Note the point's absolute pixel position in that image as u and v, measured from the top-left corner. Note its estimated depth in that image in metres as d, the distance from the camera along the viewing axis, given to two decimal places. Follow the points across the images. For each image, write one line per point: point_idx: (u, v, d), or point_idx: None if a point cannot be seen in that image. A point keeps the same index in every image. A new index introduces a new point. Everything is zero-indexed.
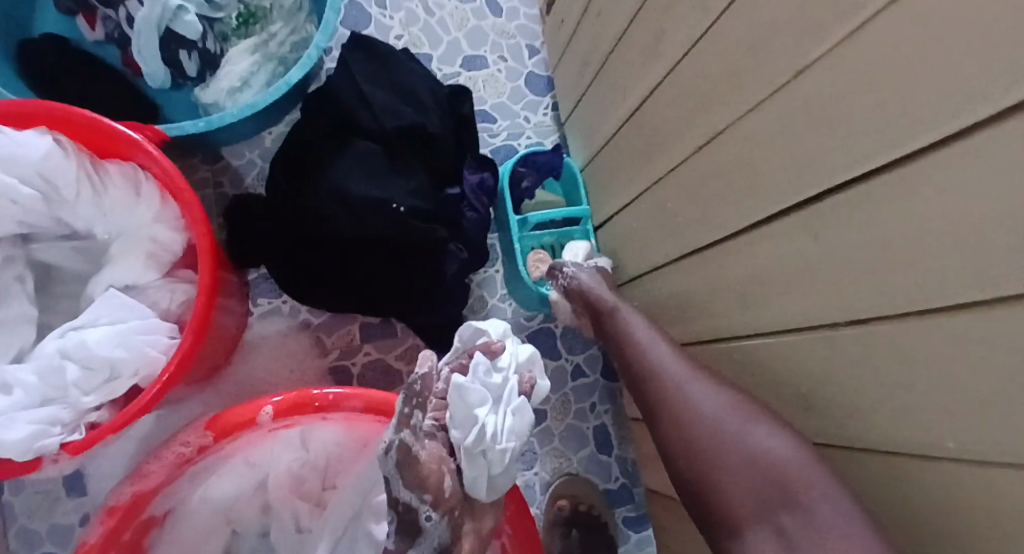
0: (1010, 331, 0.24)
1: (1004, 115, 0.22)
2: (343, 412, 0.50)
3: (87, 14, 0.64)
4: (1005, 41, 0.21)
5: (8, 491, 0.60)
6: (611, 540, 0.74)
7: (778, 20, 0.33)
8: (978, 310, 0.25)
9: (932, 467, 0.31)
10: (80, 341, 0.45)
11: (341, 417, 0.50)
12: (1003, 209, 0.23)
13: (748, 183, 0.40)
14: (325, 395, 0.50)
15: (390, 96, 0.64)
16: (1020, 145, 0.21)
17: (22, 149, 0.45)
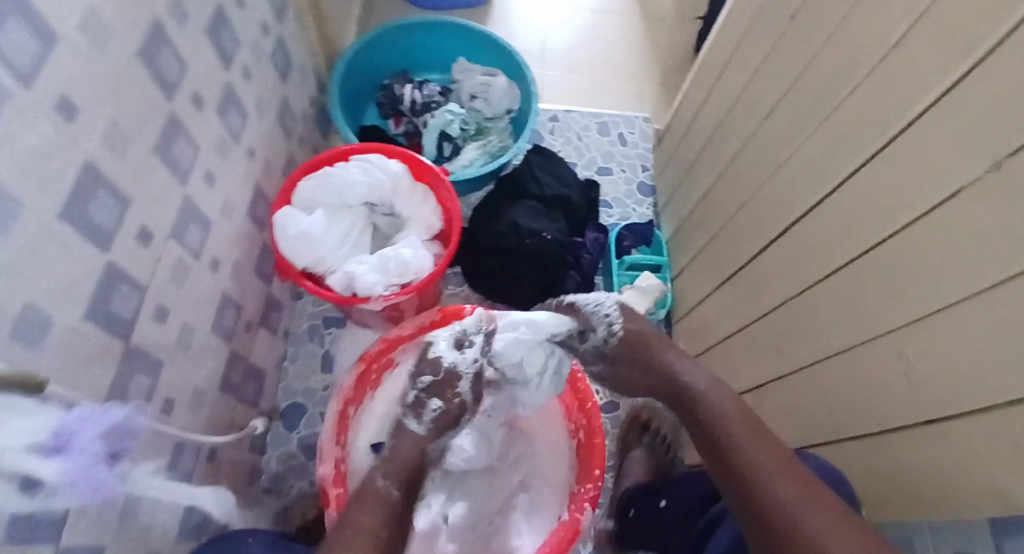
0: (864, 253, 0.59)
1: (860, 163, 0.60)
2: None
3: (396, 118, 1.15)
4: (860, 137, 0.60)
5: (287, 359, 1.02)
6: (676, 454, 0.98)
7: (781, 138, 0.75)
8: (853, 249, 0.61)
9: (830, 337, 0.65)
10: (396, 254, 0.85)
11: None
12: (859, 203, 0.60)
13: (763, 220, 0.79)
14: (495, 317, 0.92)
15: (554, 179, 1.11)
16: (865, 174, 0.59)
17: (389, 163, 0.91)
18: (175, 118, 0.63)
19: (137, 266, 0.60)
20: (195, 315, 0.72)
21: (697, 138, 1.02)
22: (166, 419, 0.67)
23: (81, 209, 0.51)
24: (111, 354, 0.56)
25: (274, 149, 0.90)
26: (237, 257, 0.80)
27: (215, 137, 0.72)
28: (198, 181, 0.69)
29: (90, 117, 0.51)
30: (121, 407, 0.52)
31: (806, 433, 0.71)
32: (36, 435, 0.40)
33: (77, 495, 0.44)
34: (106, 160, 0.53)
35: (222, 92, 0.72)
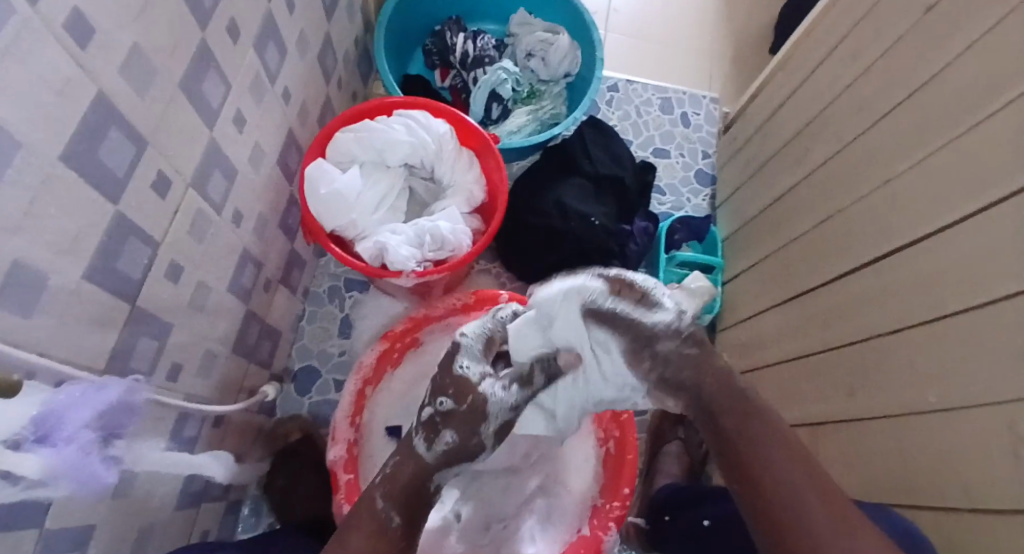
0: (996, 301, 0.52)
1: (1006, 190, 0.53)
2: None
3: (443, 70, 1.06)
4: (1010, 162, 0.52)
5: (304, 319, 0.97)
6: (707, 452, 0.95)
7: (898, 146, 0.68)
8: (980, 292, 0.54)
9: (919, 389, 0.60)
10: (434, 225, 0.78)
11: None
12: (1000, 240, 0.53)
13: (856, 243, 0.73)
14: None
15: (608, 157, 1.01)
16: (1013, 206, 0.52)
17: (436, 124, 0.82)
18: (207, 48, 0.54)
19: (151, 219, 0.52)
20: (214, 274, 0.65)
21: (777, 136, 0.96)
22: (172, 384, 0.62)
23: (91, 150, 0.43)
24: (115, 318, 0.50)
25: (311, 93, 0.81)
26: (261, 211, 0.73)
27: (250, 74, 0.63)
28: (228, 124, 0.61)
29: (110, 41, 0.42)
30: (118, 379, 0.51)
31: (875, 486, 0.66)
32: (19, 428, 0.38)
33: (65, 486, 0.43)
34: (126, 94, 0.45)
35: (262, 23, 0.63)
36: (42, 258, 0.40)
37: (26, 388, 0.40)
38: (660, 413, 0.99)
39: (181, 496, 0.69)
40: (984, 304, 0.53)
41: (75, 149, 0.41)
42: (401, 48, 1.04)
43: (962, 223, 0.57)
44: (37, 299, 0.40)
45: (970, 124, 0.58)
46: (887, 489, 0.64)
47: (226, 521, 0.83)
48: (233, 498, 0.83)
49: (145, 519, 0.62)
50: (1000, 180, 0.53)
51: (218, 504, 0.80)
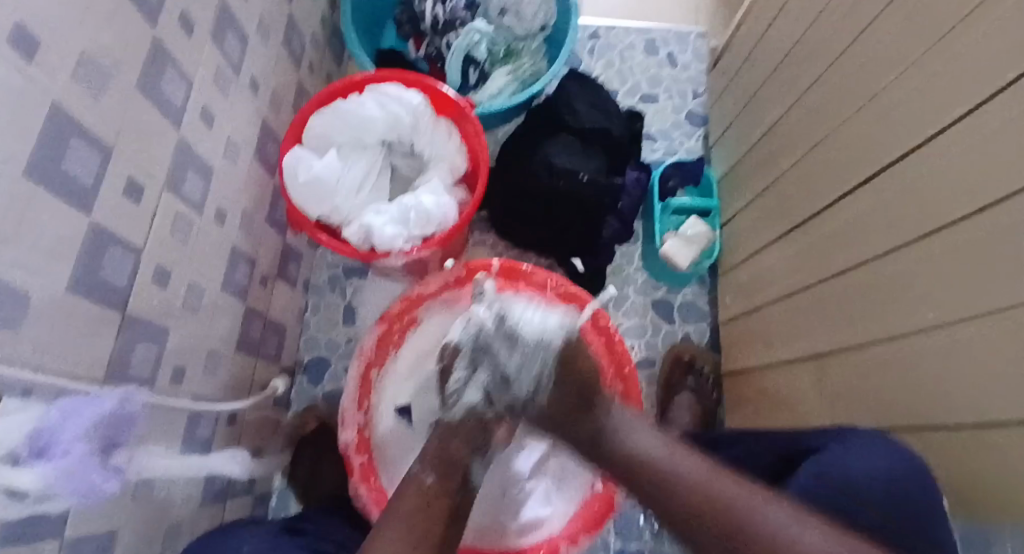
0: (996, 205, 0.50)
1: (1000, 84, 0.49)
2: (533, 282, 0.85)
3: (417, 40, 1.02)
4: (1000, 53, 0.49)
5: (308, 310, 0.98)
6: (716, 396, 1.01)
7: (884, 56, 0.65)
8: (980, 199, 0.52)
9: (921, 310, 0.59)
10: (417, 201, 0.77)
11: (532, 284, 0.85)
12: (997, 139, 0.50)
13: (848, 164, 0.71)
14: (526, 270, 0.86)
15: (595, 110, 0.99)
16: (1008, 96, 0.49)
17: (408, 96, 0.81)
18: (160, 45, 0.52)
19: (128, 226, 0.51)
20: (205, 274, 0.65)
21: (762, 67, 0.93)
22: (178, 387, 0.63)
23: (54, 165, 0.41)
24: (106, 328, 0.50)
25: (282, 80, 0.80)
26: (246, 206, 0.73)
27: (211, 68, 0.61)
28: (196, 122, 0.59)
29: (56, 49, 0.40)
30: (113, 390, 0.51)
31: (882, 412, 0.66)
32: (11, 446, 0.38)
33: (69, 496, 0.43)
34: (80, 102, 0.43)
35: (216, 13, 0.61)
36: (19, 277, 0.39)
37: (14, 405, 0.39)
38: (670, 365, 1.02)
39: (204, 494, 0.71)
40: (976, 212, 0.52)
41: (36, 163, 0.40)
42: (371, 21, 1.02)
43: (948, 133, 0.56)
44: (21, 319, 0.40)
45: (953, 21, 0.55)
46: (897, 414, 0.64)
47: (257, 513, 0.86)
48: (260, 490, 0.86)
49: (172, 519, 0.64)
50: (977, 84, 0.52)
51: (246, 498, 0.82)
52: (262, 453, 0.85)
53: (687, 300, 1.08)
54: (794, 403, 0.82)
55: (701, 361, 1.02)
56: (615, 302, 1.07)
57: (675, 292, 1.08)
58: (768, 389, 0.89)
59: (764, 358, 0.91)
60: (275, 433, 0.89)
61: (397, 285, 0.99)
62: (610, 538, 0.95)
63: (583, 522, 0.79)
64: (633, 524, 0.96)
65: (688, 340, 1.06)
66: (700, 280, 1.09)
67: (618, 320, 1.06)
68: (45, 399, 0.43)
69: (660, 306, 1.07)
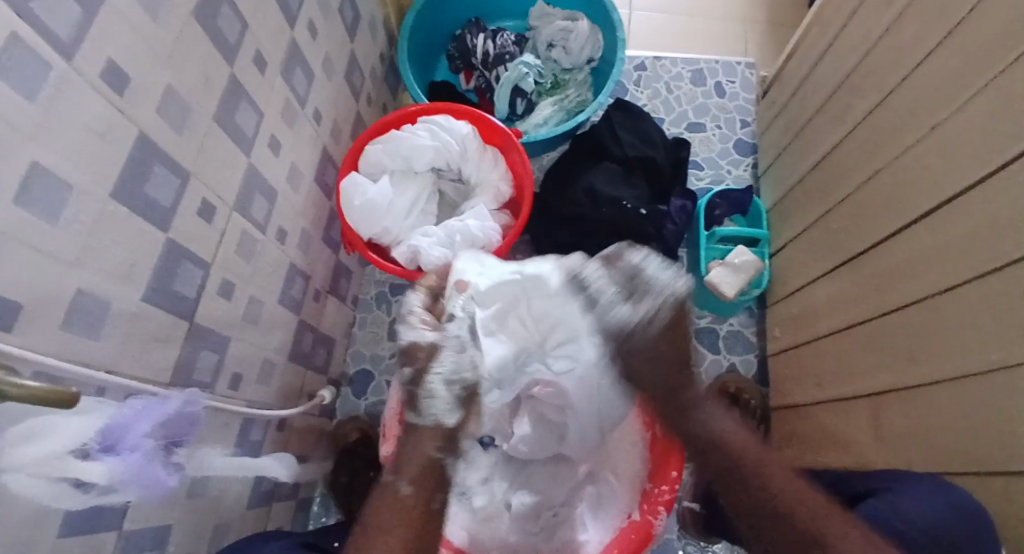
0: None
1: None
2: None
3: (467, 73, 1.07)
4: None
5: (356, 325, 1.03)
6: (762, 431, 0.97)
7: (941, 91, 0.64)
8: None
9: (982, 352, 0.57)
10: (463, 225, 0.81)
11: None
12: None
13: (906, 196, 0.69)
14: None
15: (637, 139, 1.01)
16: None
17: (457, 126, 0.85)
18: (237, 80, 0.58)
19: (199, 243, 0.56)
20: (264, 289, 0.70)
21: (813, 98, 0.92)
22: (234, 392, 0.67)
23: (138, 188, 0.47)
24: (176, 336, 0.55)
25: (342, 109, 0.85)
26: (305, 226, 0.78)
27: (280, 100, 0.67)
28: (264, 149, 0.65)
29: (143, 85, 0.46)
30: (179, 392, 0.55)
31: (939, 458, 0.63)
32: (87, 439, 0.43)
33: (133, 490, 0.47)
34: (164, 133, 0.49)
35: (287, 51, 0.67)
36: (102, 288, 0.44)
37: (90, 404, 0.44)
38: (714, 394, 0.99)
39: (252, 496, 0.75)
40: None
41: (123, 185, 0.45)
42: (426, 53, 1.07)
43: (1006, 171, 0.54)
44: (100, 324, 0.45)
45: (1013, 59, 0.54)
46: (952, 462, 0.61)
47: (298, 517, 0.89)
48: (302, 495, 0.90)
49: (221, 516, 0.68)
50: None
51: (289, 502, 0.86)
52: (306, 459, 0.89)
53: (733, 330, 1.07)
54: (847, 444, 0.79)
55: (749, 395, 0.99)
56: None
57: (720, 321, 1.07)
58: (818, 427, 0.87)
59: (814, 395, 0.88)
60: (319, 440, 0.93)
61: None
62: None
63: (619, 547, 0.77)
64: None
65: (734, 370, 1.04)
66: (748, 311, 1.08)
67: None
68: (116, 398, 0.48)
69: (704, 336, 1.06)
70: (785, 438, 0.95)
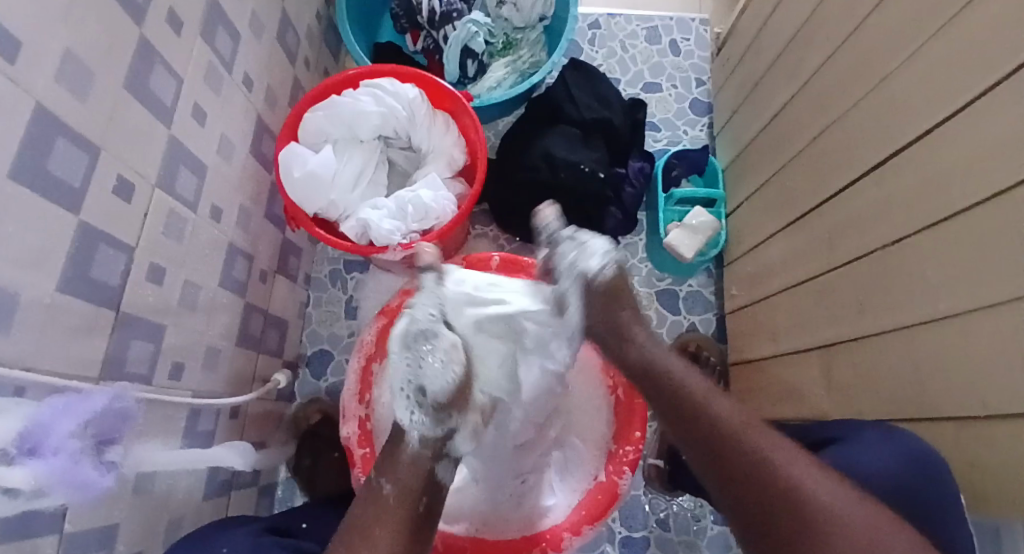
0: (1001, 197, 0.49)
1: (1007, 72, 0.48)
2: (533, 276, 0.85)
3: (414, 33, 1.01)
4: (1009, 39, 0.48)
5: (310, 304, 0.99)
6: (722, 384, 0.99)
7: (888, 40, 0.63)
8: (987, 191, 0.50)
9: (931, 301, 0.57)
10: (415, 195, 0.77)
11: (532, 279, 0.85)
12: (1004, 130, 0.48)
13: (856, 150, 0.69)
14: (527, 264, 0.86)
15: (594, 100, 0.98)
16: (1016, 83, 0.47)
17: (403, 90, 0.80)
18: (148, 42, 0.52)
19: (119, 224, 0.51)
20: (201, 270, 0.65)
21: (767, 52, 0.91)
22: (177, 382, 0.63)
23: (38, 165, 0.42)
24: (100, 326, 0.50)
25: (276, 76, 0.80)
26: (243, 202, 0.73)
27: (202, 64, 0.61)
28: (187, 119, 0.60)
29: (37, 48, 0.40)
30: (108, 387, 0.51)
31: (887, 407, 0.65)
32: (3, 444, 0.39)
33: (63, 493, 0.44)
34: (66, 102, 0.43)
35: (206, 9, 0.61)
36: (6, 277, 0.40)
37: (6, 404, 0.40)
38: (675, 355, 1.01)
39: (207, 485, 0.72)
40: (986, 201, 0.50)
41: (21, 161, 0.40)
42: (367, 14, 1.01)
43: (954, 120, 0.54)
44: (11, 318, 0.40)
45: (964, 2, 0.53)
46: (900, 408, 0.63)
47: (262, 503, 0.87)
48: (264, 481, 0.87)
49: (173, 511, 0.65)
50: (986, 67, 0.50)
51: (250, 490, 0.83)
52: (265, 446, 0.86)
53: (693, 291, 1.07)
54: (800, 397, 0.81)
55: (707, 351, 1.01)
56: None
57: (680, 282, 1.07)
58: (775, 382, 0.88)
59: (768, 350, 0.90)
60: (278, 425, 0.90)
61: (396, 278, 1.00)
62: (615, 533, 0.95)
63: (586, 510, 0.79)
64: (637, 517, 0.96)
65: (694, 331, 1.05)
66: (707, 271, 1.08)
67: None
68: (37, 397, 0.44)
69: (664, 297, 1.06)
70: (744, 393, 0.97)
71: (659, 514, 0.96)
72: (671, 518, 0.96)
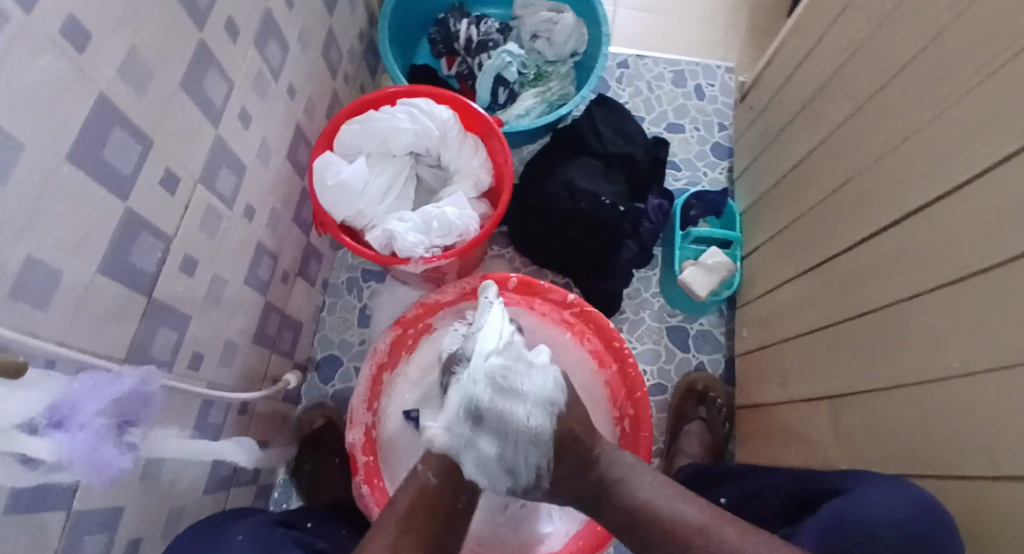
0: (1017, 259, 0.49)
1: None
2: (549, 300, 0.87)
3: (450, 58, 1.05)
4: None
5: (324, 310, 1.00)
6: (728, 428, 0.99)
7: (908, 102, 0.66)
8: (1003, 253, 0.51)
9: (941, 357, 0.58)
10: (440, 212, 0.79)
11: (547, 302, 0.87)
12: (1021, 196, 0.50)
13: (871, 204, 0.71)
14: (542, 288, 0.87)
15: (618, 136, 1.00)
16: None
17: (438, 111, 0.83)
18: (205, 46, 0.55)
19: (161, 214, 0.54)
20: (229, 266, 0.67)
21: (791, 102, 0.93)
22: (194, 373, 0.65)
23: (94, 152, 0.44)
24: (131, 311, 0.52)
25: (318, 89, 0.83)
26: (274, 205, 0.76)
27: (252, 71, 0.64)
28: (232, 121, 0.62)
29: (107, 44, 0.43)
30: (134, 369, 0.53)
31: (893, 458, 0.65)
32: (32, 415, 0.40)
33: (81, 470, 0.45)
34: (126, 95, 0.46)
35: (261, 21, 0.64)
36: (53, 254, 0.42)
37: (37, 377, 0.42)
38: (682, 394, 1.01)
39: (209, 479, 0.72)
40: (1006, 262, 0.51)
41: (80, 146, 0.42)
42: (407, 37, 1.05)
43: (971, 183, 0.56)
44: (49, 295, 0.42)
45: (985, 72, 0.55)
46: (912, 458, 0.62)
47: (258, 503, 0.87)
48: (263, 481, 0.87)
49: (176, 501, 0.65)
50: (1006, 135, 0.52)
51: (249, 488, 0.84)
52: (269, 445, 0.87)
53: (703, 329, 1.08)
54: (806, 440, 0.81)
55: (715, 393, 1.01)
56: (629, 326, 1.07)
57: (691, 320, 1.08)
58: (780, 428, 0.88)
59: (779, 395, 0.89)
60: (282, 426, 0.91)
61: (412, 292, 1.01)
62: None
63: (586, 540, 0.77)
64: (632, 551, 0.95)
65: (702, 369, 1.05)
66: (718, 311, 1.09)
67: (631, 345, 1.06)
68: (66, 372, 0.45)
69: (674, 333, 1.07)
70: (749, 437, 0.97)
71: None
72: None
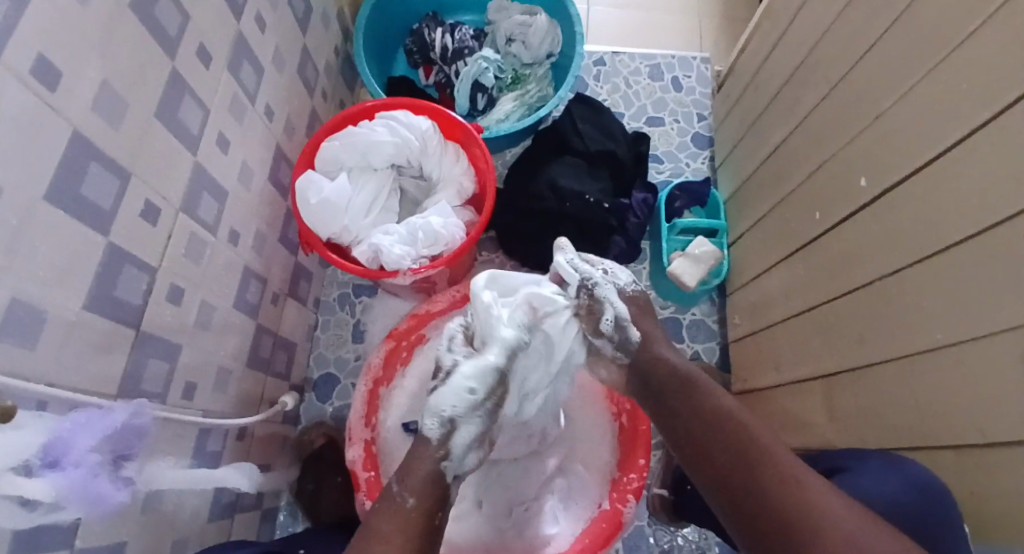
0: (1000, 225, 0.50)
1: (999, 108, 0.50)
2: None
3: (427, 67, 1.05)
4: (999, 79, 0.50)
5: (318, 328, 1.00)
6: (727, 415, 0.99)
7: (880, 80, 0.67)
8: (984, 221, 0.52)
9: (928, 329, 0.59)
10: (426, 222, 0.79)
11: None
12: (996, 165, 0.50)
13: (852, 182, 0.71)
14: None
15: (599, 133, 1.01)
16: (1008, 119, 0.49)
17: (416, 121, 0.83)
18: (178, 73, 0.55)
19: (144, 245, 0.53)
20: (217, 291, 0.67)
21: (767, 88, 0.94)
22: (189, 401, 0.64)
23: (72, 188, 0.44)
24: (120, 344, 0.52)
25: (295, 107, 0.83)
26: (259, 227, 0.76)
27: (227, 95, 0.64)
28: (210, 146, 0.62)
29: (76, 77, 0.43)
30: (125, 403, 0.52)
31: (889, 435, 0.65)
32: (26, 456, 0.40)
33: (79, 507, 0.45)
34: (100, 129, 0.46)
35: (233, 44, 0.64)
36: (35, 295, 0.41)
37: (28, 419, 0.41)
38: None
39: (212, 507, 0.72)
40: (981, 234, 0.52)
41: (57, 184, 0.42)
42: (382, 50, 1.05)
43: (947, 156, 0.57)
44: (36, 336, 0.42)
45: (954, 45, 0.56)
46: (905, 432, 0.63)
47: (264, 528, 0.87)
48: (267, 505, 0.87)
49: (180, 532, 0.65)
50: (978, 107, 0.53)
51: (253, 513, 0.83)
52: (270, 468, 0.86)
53: (696, 319, 1.08)
54: (804, 423, 0.81)
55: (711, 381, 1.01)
56: None
57: (684, 311, 1.08)
58: (777, 412, 0.88)
59: (773, 379, 0.90)
60: (282, 449, 0.91)
61: (404, 304, 1.01)
62: None
63: (591, 538, 0.77)
64: (642, 547, 0.95)
65: (698, 359, 1.06)
66: (709, 300, 1.09)
67: None
68: (57, 411, 0.45)
69: (667, 325, 1.07)
70: None
71: (663, 544, 0.95)
72: (676, 549, 0.95)
